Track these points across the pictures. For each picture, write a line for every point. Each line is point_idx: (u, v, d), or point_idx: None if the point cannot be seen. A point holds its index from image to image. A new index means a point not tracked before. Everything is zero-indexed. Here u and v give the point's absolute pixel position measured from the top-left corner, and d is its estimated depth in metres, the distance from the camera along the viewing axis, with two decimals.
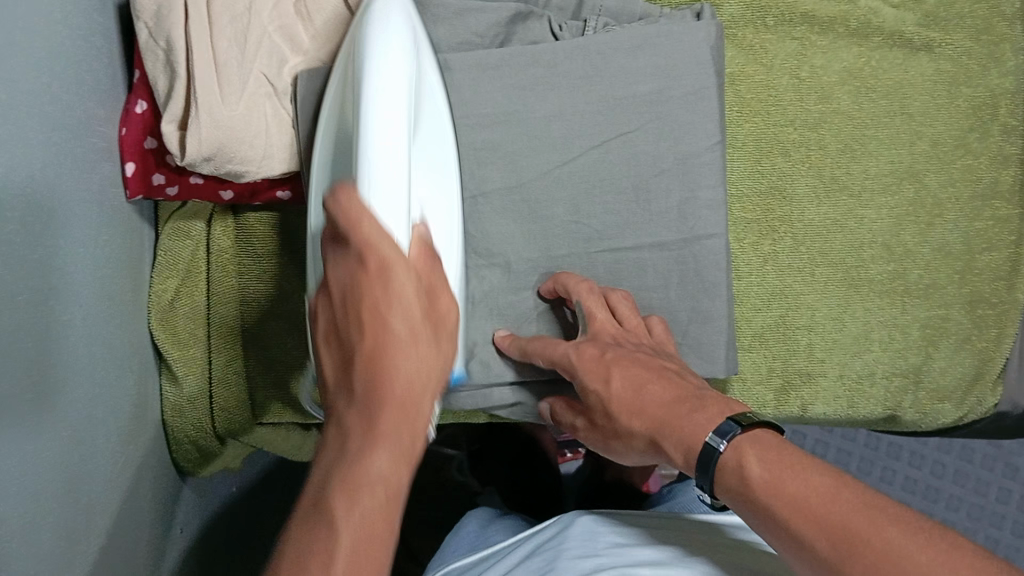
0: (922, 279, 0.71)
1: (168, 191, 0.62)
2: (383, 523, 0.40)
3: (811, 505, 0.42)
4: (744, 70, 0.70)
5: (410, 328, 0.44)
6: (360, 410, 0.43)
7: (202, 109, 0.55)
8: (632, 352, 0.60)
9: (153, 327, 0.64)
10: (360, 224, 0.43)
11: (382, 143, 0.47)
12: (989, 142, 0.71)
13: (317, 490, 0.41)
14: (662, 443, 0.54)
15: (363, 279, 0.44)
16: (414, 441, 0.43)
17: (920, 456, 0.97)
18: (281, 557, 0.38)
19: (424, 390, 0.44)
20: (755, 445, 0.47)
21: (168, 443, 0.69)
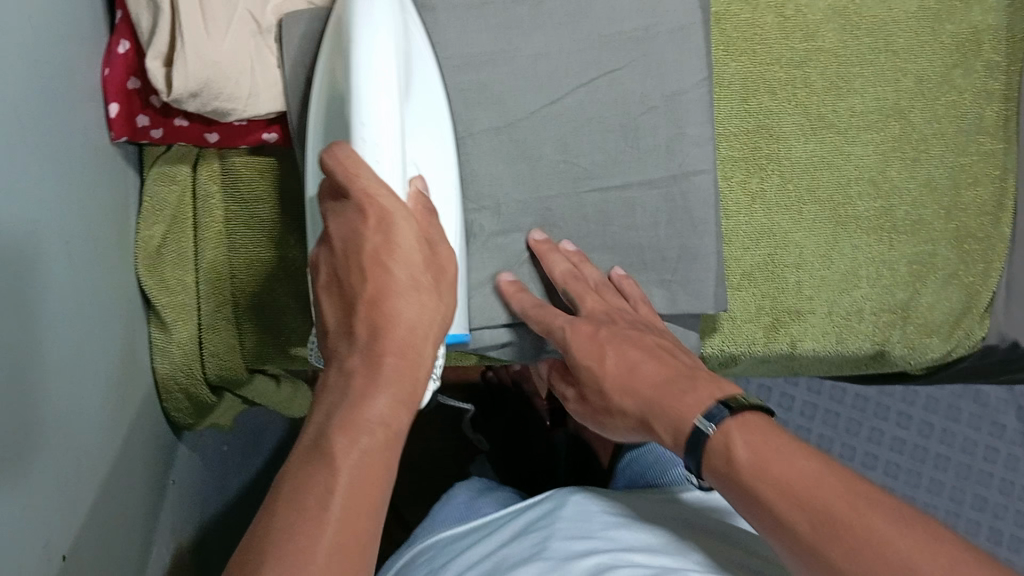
0: (909, 215, 0.71)
1: (153, 134, 0.64)
2: (381, 462, 0.41)
3: (796, 489, 0.45)
4: (730, 8, 0.70)
5: (410, 276, 0.46)
6: (361, 355, 0.44)
7: (187, 45, 0.57)
8: (626, 330, 0.62)
9: (141, 273, 0.65)
10: (357, 175, 0.45)
11: (379, 108, 0.50)
12: (973, 78, 0.73)
13: (317, 430, 0.42)
14: (652, 423, 0.55)
15: (363, 228, 0.46)
16: (413, 388, 0.45)
17: (908, 417, 0.97)
18: (279, 489, 0.40)
19: (425, 337, 0.46)
20: (741, 426, 0.49)
21: (157, 390, 0.69)
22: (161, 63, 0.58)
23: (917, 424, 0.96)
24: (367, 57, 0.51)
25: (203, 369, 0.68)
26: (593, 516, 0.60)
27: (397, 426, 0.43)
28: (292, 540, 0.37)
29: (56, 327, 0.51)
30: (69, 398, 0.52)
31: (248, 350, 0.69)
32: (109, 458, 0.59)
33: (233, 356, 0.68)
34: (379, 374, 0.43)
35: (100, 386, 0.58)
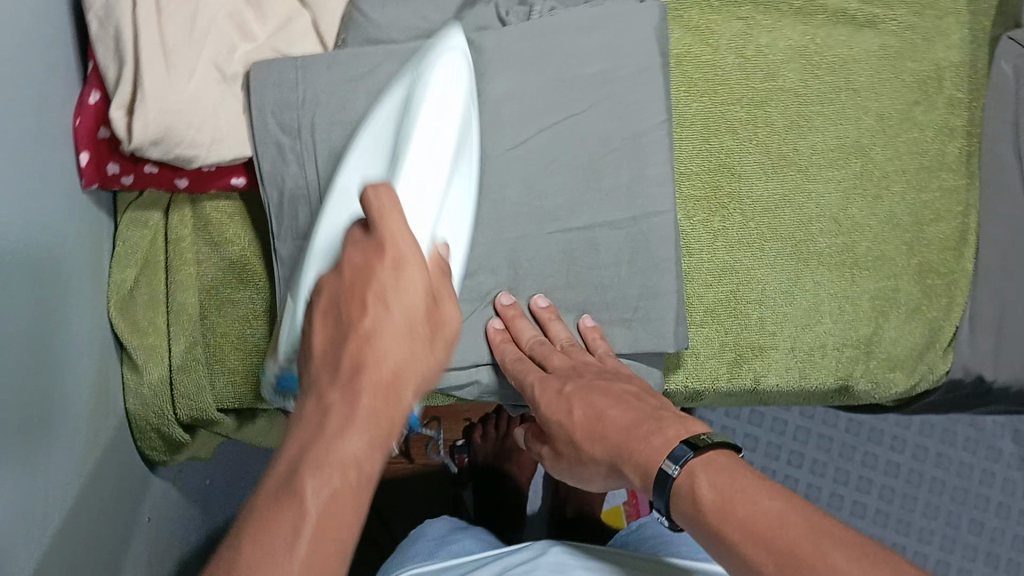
0: (870, 251, 0.72)
1: (123, 180, 0.64)
2: (352, 507, 0.39)
3: (759, 529, 0.41)
4: (690, 50, 0.72)
5: (410, 319, 0.43)
6: (342, 391, 0.41)
7: (148, 95, 0.59)
8: (594, 381, 0.61)
9: (113, 316, 0.66)
10: (387, 217, 0.44)
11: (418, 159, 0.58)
12: (934, 114, 0.74)
13: (288, 466, 0.39)
14: (620, 468, 0.53)
15: (375, 264, 0.43)
16: (385, 438, 0.41)
17: (904, 440, 1.02)
18: (251, 515, 0.38)
19: (408, 384, 0.42)
20: (707, 466, 0.46)
21: (132, 427, 0.71)
22: (122, 113, 0.59)
23: (912, 448, 1.02)
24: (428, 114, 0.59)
25: (173, 409, 0.69)
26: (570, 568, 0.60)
27: (366, 475, 0.40)
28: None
29: (15, 371, 0.51)
30: (31, 441, 0.53)
31: (217, 391, 0.70)
32: (74, 497, 0.59)
33: (203, 396, 0.69)
34: (356, 414, 0.40)
35: (65, 424, 0.58)
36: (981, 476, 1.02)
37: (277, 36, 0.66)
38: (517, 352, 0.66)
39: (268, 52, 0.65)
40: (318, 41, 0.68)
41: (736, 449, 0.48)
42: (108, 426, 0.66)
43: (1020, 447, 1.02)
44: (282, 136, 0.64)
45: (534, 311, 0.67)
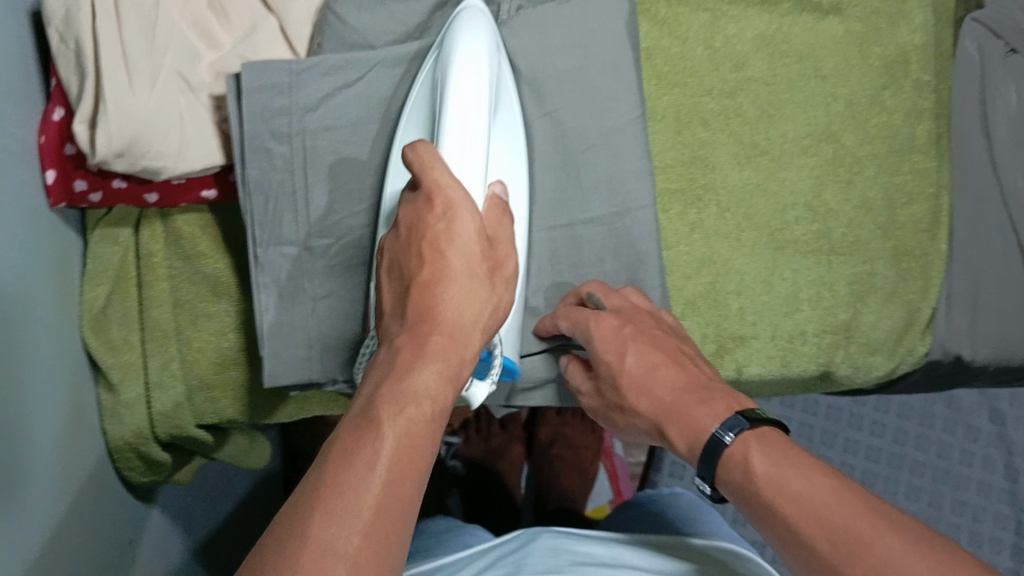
0: (846, 236, 0.73)
1: (91, 197, 0.63)
2: (426, 434, 0.42)
3: (817, 504, 0.43)
4: (659, 43, 0.72)
5: (468, 264, 0.48)
6: (409, 333, 0.45)
7: (110, 106, 0.58)
8: (654, 329, 0.59)
9: (86, 334, 0.65)
10: (432, 168, 0.49)
11: (459, 105, 0.55)
12: (902, 97, 0.74)
13: (364, 404, 0.43)
14: (665, 429, 0.54)
15: (429, 216, 0.49)
16: (460, 365, 0.46)
17: (883, 425, 1.04)
18: (334, 443, 0.41)
19: (474, 322, 0.47)
20: (762, 442, 0.48)
21: (109, 448, 0.69)
22: (86, 125, 0.58)
23: (892, 432, 1.04)
24: (457, 67, 0.56)
25: (152, 427, 0.69)
26: (563, 553, 0.60)
27: (443, 399, 0.44)
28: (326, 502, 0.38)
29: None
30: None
31: (197, 406, 0.69)
32: (49, 531, 0.58)
33: (181, 412, 0.68)
34: (427, 349, 0.44)
35: (35, 456, 0.57)
36: (961, 457, 1.03)
37: (244, 43, 0.63)
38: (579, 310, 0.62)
39: (235, 60, 0.63)
40: (285, 47, 0.65)
41: (785, 428, 0.50)
42: (84, 451, 0.65)
43: (997, 425, 1.03)
44: (272, 142, 0.62)
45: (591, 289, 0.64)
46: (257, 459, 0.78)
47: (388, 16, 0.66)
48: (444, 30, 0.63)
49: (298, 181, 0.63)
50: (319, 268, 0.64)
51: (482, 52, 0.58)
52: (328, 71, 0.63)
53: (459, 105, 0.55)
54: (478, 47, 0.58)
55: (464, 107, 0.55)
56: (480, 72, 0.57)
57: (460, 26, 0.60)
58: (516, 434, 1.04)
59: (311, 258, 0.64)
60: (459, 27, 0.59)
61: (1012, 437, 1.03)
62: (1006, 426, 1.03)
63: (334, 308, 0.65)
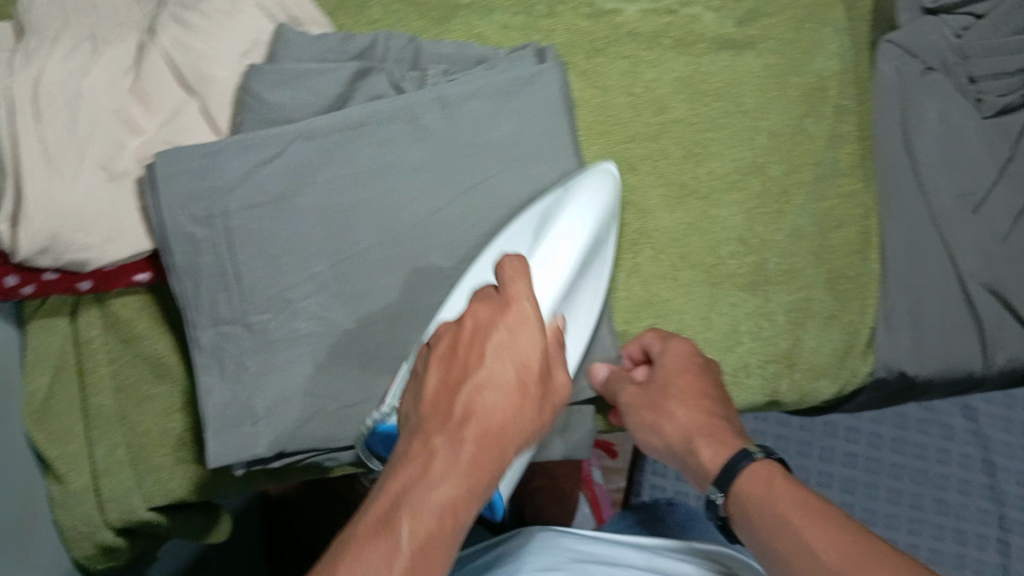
0: (781, 265, 0.74)
1: (24, 291, 0.63)
2: (441, 553, 0.40)
3: (836, 525, 0.46)
4: (584, 95, 0.74)
5: (522, 374, 0.45)
6: (452, 439, 0.43)
7: (29, 204, 0.58)
8: (724, 375, 0.62)
9: (28, 427, 0.66)
10: (512, 282, 0.48)
11: (559, 232, 0.61)
12: (824, 123, 0.75)
13: (388, 505, 0.41)
14: (698, 445, 0.55)
15: (496, 319, 0.46)
16: (485, 486, 0.43)
17: (857, 431, 1.03)
18: (347, 541, 0.40)
19: (511, 436, 0.45)
20: (787, 474, 0.51)
21: (67, 540, 0.69)
22: (7, 224, 0.59)
23: (867, 437, 1.03)
24: (573, 201, 0.63)
25: (103, 514, 0.68)
26: (563, 551, 0.60)
27: (460, 518, 0.42)
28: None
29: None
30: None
31: (147, 490, 0.68)
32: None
33: (131, 497, 0.68)
34: (463, 465, 0.42)
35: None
36: (938, 456, 1.01)
37: (167, 128, 0.64)
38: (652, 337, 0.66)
39: (157, 144, 0.63)
40: (210, 128, 0.66)
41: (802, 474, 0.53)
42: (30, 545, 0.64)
43: (971, 422, 1.02)
44: (194, 227, 0.62)
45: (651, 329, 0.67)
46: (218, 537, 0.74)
47: (301, 89, 0.66)
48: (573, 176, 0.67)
49: (224, 264, 0.63)
50: (251, 346, 0.63)
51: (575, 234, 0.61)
52: (244, 149, 0.63)
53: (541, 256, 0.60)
54: (601, 194, 0.65)
55: (549, 262, 0.59)
56: (571, 243, 0.61)
57: (594, 178, 0.65)
58: None
59: (250, 334, 0.63)
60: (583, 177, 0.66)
61: (987, 433, 1.02)
62: (981, 423, 1.03)
63: (279, 383, 0.63)
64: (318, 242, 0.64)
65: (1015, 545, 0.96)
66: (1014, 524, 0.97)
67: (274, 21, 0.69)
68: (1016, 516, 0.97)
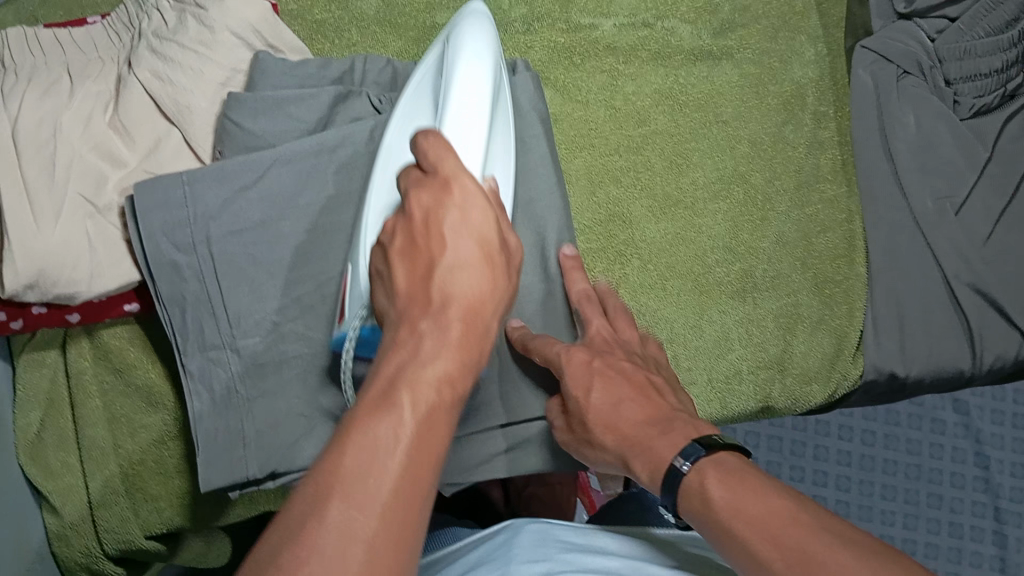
0: (767, 272, 0.74)
1: (13, 325, 0.63)
2: (443, 430, 0.39)
3: (771, 525, 0.45)
4: (564, 109, 0.74)
5: (484, 245, 0.45)
6: (434, 317, 0.42)
7: (13, 242, 0.58)
8: (621, 364, 0.61)
9: (22, 462, 0.66)
10: (444, 159, 0.46)
11: (462, 98, 0.56)
12: (802, 130, 0.77)
13: (379, 391, 0.39)
14: (631, 465, 0.56)
15: (444, 198, 0.45)
16: (478, 356, 0.43)
17: (851, 428, 1.02)
18: (345, 424, 0.38)
19: (486, 310, 0.44)
20: (717, 467, 0.50)
21: (61, 568, 0.69)
22: None
23: (859, 434, 1.02)
24: (462, 62, 0.58)
25: (101, 545, 0.68)
26: (552, 540, 0.60)
27: (455, 393, 0.40)
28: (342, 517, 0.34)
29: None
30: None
31: (144, 518, 0.68)
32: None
33: (128, 527, 0.68)
34: (452, 340, 0.41)
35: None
36: (931, 450, 1.01)
37: (148, 158, 0.64)
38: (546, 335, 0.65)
39: (141, 175, 0.64)
40: (192, 157, 0.66)
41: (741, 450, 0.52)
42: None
43: (962, 416, 1.01)
44: (177, 254, 0.62)
45: (561, 261, 0.67)
46: (216, 556, 0.75)
47: (286, 115, 0.66)
48: (450, 26, 0.64)
49: (211, 291, 0.63)
50: (241, 372, 0.63)
51: (478, 69, 0.57)
52: (228, 175, 0.63)
53: (460, 109, 0.56)
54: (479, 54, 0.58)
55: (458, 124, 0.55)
56: (479, 80, 0.57)
57: (463, 34, 0.60)
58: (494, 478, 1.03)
59: (240, 360, 0.63)
60: (462, 27, 0.60)
61: (978, 426, 1.01)
62: (971, 416, 1.02)
63: (269, 410, 0.64)
64: (303, 265, 0.65)
65: (1011, 536, 0.98)
66: (1010, 515, 0.99)
67: (251, 48, 0.69)
68: (1011, 508, 0.99)
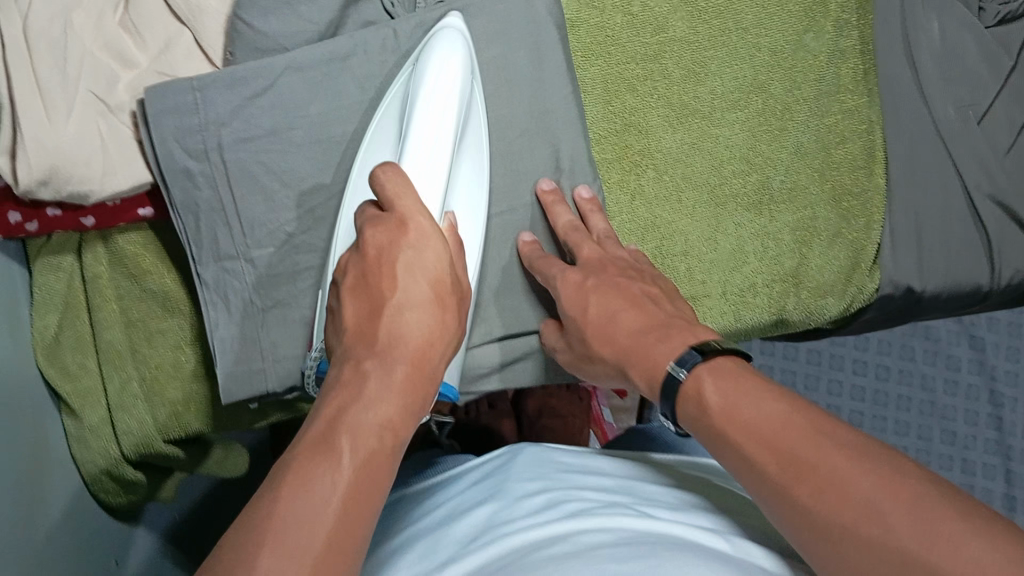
0: (784, 183, 0.73)
1: (28, 228, 0.63)
2: (382, 470, 0.44)
3: (763, 431, 0.48)
4: (581, 15, 0.71)
5: (435, 289, 0.52)
6: (381, 356, 0.48)
7: (26, 136, 0.58)
8: (615, 277, 0.63)
9: (40, 364, 0.66)
10: (400, 198, 0.53)
11: (425, 116, 0.59)
12: (824, 39, 0.74)
13: (323, 431, 0.44)
14: (628, 372, 0.58)
15: (400, 236, 0.53)
16: (420, 399, 0.49)
17: (865, 362, 1.07)
18: (287, 462, 0.42)
19: (433, 349, 0.51)
20: (714, 373, 0.53)
21: (80, 472, 0.71)
22: (7, 157, 0.58)
23: (874, 369, 1.07)
24: (428, 78, 0.60)
25: (119, 447, 0.70)
26: (548, 463, 0.64)
27: (395, 439, 0.46)
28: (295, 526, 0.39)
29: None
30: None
31: (160, 423, 0.70)
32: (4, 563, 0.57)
33: (146, 430, 0.69)
34: (397, 378, 0.48)
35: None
36: (945, 386, 1.06)
37: (159, 59, 0.64)
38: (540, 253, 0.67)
39: (152, 77, 0.63)
40: (202, 58, 0.65)
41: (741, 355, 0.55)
42: (39, 489, 0.64)
43: (976, 351, 1.07)
44: (190, 161, 0.61)
45: (576, 202, 0.69)
46: (234, 469, 0.79)
47: (296, 17, 0.65)
48: (422, 42, 0.65)
49: (225, 198, 0.62)
50: (255, 279, 0.64)
51: (457, 68, 0.61)
52: (236, 80, 0.62)
53: (426, 122, 0.59)
54: (454, 57, 0.61)
55: (421, 147, 0.58)
56: (451, 76, 0.60)
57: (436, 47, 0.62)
58: (505, 410, 1.03)
59: (255, 268, 0.64)
60: (435, 40, 0.62)
61: (993, 363, 1.06)
62: (987, 353, 1.07)
63: (283, 318, 0.64)
64: (317, 173, 0.65)
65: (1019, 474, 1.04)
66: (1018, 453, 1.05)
67: None
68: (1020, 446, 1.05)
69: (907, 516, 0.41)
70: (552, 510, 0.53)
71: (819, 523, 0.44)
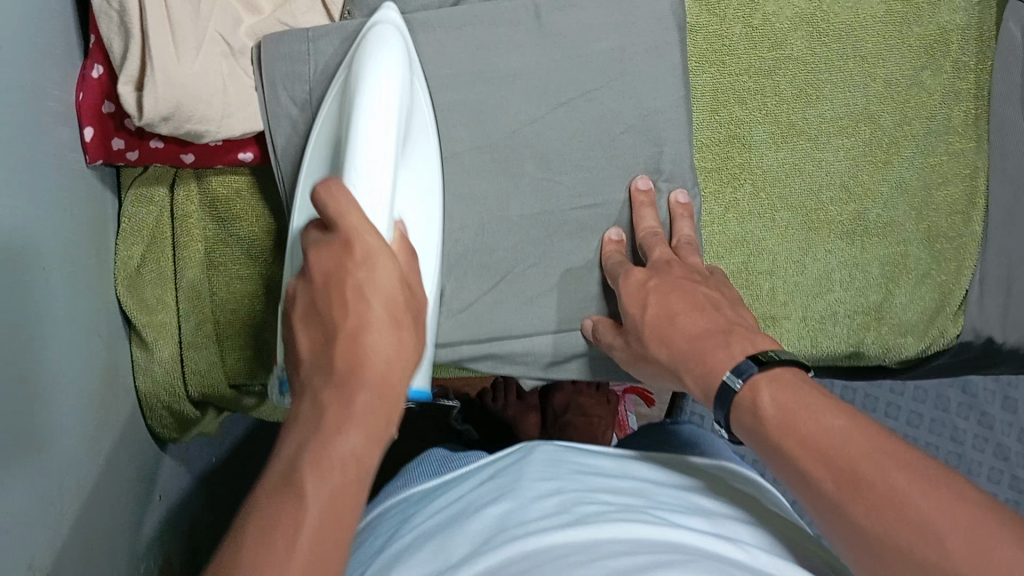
0: (881, 217, 0.73)
1: (128, 156, 0.63)
2: (349, 499, 0.41)
3: (820, 442, 0.46)
4: (700, 20, 0.70)
5: (389, 307, 0.46)
6: (336, 387, 0.44)
7: (157, 70, 0.57)
8: (680, 279, 0.61)
9: (119, 292, 0.66)
10: (343, 213, 0.46)
11: (363, 170, 0.51)
12: (941, 78, 0.73)
13: (287, 462, 0.41)
14: (682, 376, 0.57)
15: (346, 262, 0.46)
16: (386, 427, 0.45)
17: (898, 407, 1.04)
18: (252, 507, 0.40)
19: (396, 374, 0.46)
20: (771, 381, 0.50)
21: (143, 407, 0.71)
22: (132, 87, 0.58)
23: (906, 415, 1.05)
24: (368, 99, 0.53)
25: (185, 386, 0.71)
26: (564, 462, 0.62)
27: (365, 470, 0.42)
28: (257, 557, 0.37)
29: (12, 346, 0.49)
30: (37, 415, 0.51)
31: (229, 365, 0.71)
32: (76, 477, 0.57)
33: (214, 371, 0.71)
34: (353, 408, 0.43)
35: (66, 413, 0.56)
36: (974, 441, 1.04)
37: (283, 7, 0.64)
38: (622, 257, 0.66)
39: (273, 24, 0.63)
40: (321, 11, 0.65)
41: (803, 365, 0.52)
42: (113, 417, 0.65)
43: (1010, 413, 1.05)
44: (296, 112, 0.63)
45: (670, 206, 0.68)
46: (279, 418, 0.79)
47: None
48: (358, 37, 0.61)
49: None
50: None
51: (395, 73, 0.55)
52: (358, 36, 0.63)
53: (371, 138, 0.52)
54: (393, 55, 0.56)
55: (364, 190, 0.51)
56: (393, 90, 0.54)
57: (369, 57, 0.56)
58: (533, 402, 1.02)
59: None
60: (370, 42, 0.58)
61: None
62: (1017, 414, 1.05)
63: None
64: None
65: None
66: None
67: None
68: None
69: (967, 549, 0.39)
70: (560, 520, 0.51)
71: (881, 546, 0.42)
